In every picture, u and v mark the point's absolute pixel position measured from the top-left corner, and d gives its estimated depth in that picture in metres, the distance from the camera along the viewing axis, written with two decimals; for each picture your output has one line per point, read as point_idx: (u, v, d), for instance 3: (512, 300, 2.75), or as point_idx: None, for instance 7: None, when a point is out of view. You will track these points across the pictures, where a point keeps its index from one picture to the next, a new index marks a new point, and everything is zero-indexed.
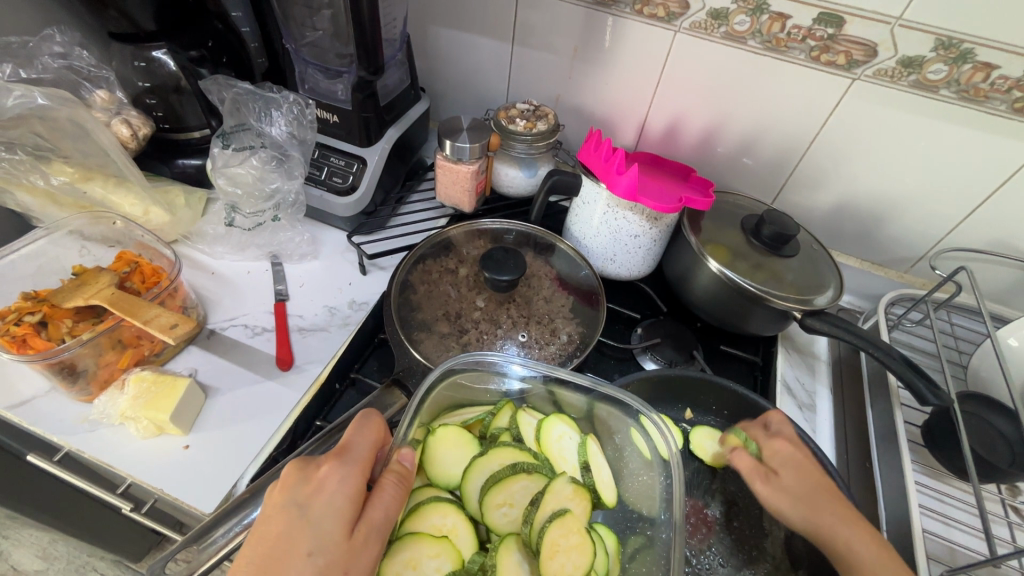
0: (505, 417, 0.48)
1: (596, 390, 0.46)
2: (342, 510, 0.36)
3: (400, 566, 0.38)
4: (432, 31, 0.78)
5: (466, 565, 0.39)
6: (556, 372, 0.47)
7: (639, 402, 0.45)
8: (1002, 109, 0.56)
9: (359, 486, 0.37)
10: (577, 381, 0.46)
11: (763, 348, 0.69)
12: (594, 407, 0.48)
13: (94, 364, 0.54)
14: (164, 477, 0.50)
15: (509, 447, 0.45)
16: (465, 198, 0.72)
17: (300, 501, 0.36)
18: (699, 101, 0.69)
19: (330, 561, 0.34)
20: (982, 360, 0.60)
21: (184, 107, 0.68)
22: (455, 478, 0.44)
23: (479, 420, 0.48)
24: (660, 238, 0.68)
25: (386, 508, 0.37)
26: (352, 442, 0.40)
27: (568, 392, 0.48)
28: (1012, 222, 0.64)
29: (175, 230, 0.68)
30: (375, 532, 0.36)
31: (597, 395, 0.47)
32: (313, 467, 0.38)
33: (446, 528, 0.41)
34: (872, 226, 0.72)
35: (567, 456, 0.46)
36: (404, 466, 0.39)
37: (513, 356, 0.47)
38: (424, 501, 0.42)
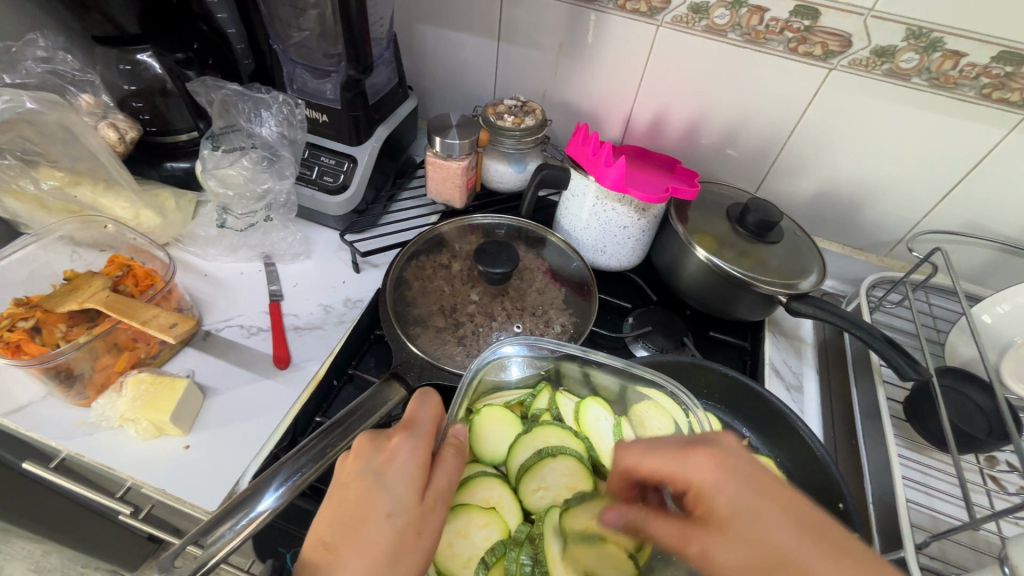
0: (544, 399, 0.50)
1: (627, 371, 0.49)
2: (414, 478, 0.39)
3: (453, 534, 0.42)
4: (419, 29, 0.78)
5: (515, 534, 0.42)
6: (591, 354, 0.49)
7: (671, 383, 0.47)
8: (971, 95, 0.58)
9: (426, 456, 0.40)
10: (611, 364, 0.49)
11: (750, 333, 0.70)
12: (627, 391, 0.49)
13: (91, 368, 0.53)
14: (167, 477, 0.51)
15: (552, 426, 0.47)
16: (455, 194, 0.73)
17: (376, 469, 0.39)
18: (683, 94, 0.71)
19: (405, 523, 0.38)
20: (960, 337, 0.63)
21: (171, 110, 0.69)
22: (501, 454, 0.47)
23: (520, 402, 0.50)
24: (648, 229, 0.69)
25: (449, 476, 0.41)
26: (417, 415, 0.43)
27: (602, 374, 0.50)
28: (984, 204, 0.66)
29: (166, 233, 0.68)
30: (440, 498, 0.40)
31: (631, 377, 0.49)
32: (383, 438, 0.41)
33: (494, 500, 0.44)
34: (853, 211, 0.74)
35: (604, 437, 0.47)
36: (459, 439, 0.43)
37: (547, 342, 0.49)
38: (474, 475, 0.46)
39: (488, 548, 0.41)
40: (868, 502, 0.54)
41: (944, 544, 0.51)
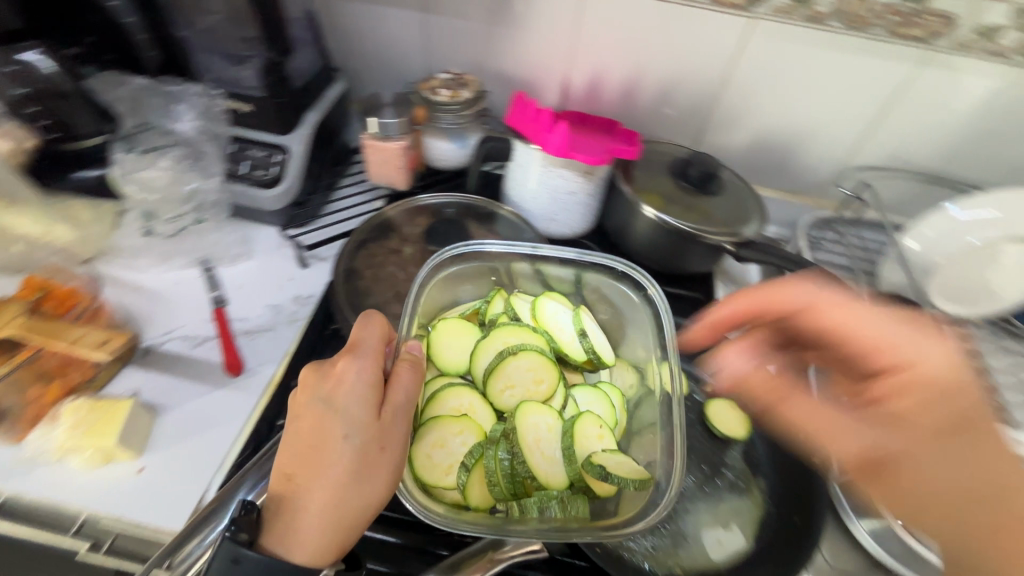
0: (498, 304, 0.57)
1: (580, 261, 0.56)
2: (366, 396, 0.41)
3: (429, 447, 0.46)
4: (340, 5, 0.74)
5: (488, 434, 0.49)
6: (541, 251, 0.56)
7: (622, 264, 0.55)
8: (884, 34, 0.61)
9: (376, 376, 0.42)
10: (563, 257, 0.56)
11: (704, 286, 0.73)
12: (581, 279, 0.57)
13: (21, 402, 0.50)
14: (123, 504, 0.48)
15: (509, 326, 0.54)
16: (398, 176, 0.71)
17: (325, 395, 0.41)
18: (615, 55, 0.71)
19: (365, 441, 0.40)
20: (891, 265, 0.67)
21: (73, 115, 0.61)
22: (461, 362, 0.54)
23: (475, 311, 0.57)
24: (596, 192, 0.70)
25: (406, 391, 0.42)
26: (362, 339, 0.44)
27: (554, 269, 0.57)
28: (903, 137, 0.71)
29: (85, 248, 0.63)
30: (399, 412, 0.42)
31: (583, 265, 0.56)
32: (328, 367, 0.43)
33: (464, 407, 0.51)
34: (786, 157, 0.77)
35: (563, 328, 0.55)
36: (413, 354, 0.45)
37: (489, 243, 0.56)
38: (441, 388, 0.52)
39: (466, 452, 0.47)
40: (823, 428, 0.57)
41: None
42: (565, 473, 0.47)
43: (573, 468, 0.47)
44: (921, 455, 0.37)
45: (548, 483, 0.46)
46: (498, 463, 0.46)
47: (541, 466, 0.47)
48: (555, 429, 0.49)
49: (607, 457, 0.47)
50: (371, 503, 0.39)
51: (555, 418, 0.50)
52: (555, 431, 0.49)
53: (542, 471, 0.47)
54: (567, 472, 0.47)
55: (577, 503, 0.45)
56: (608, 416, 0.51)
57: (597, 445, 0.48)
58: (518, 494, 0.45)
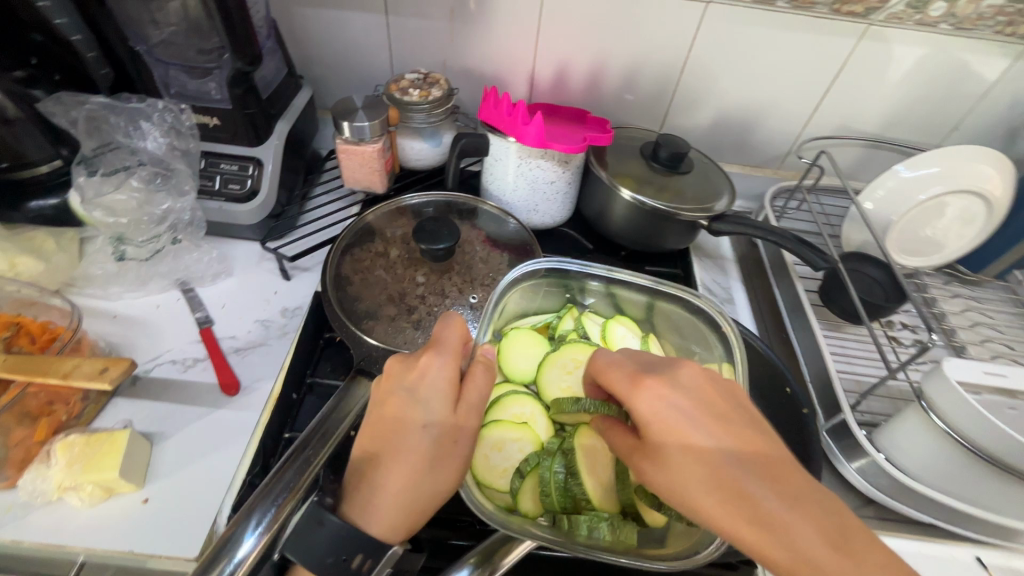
0: (570, 321, 0.55)
1: (656, 290, 0.54)
2: (444, 391, 0.43)
3: (488, 448, 0.47)
4: (298, 11, 0.73)
5: (546, 446, 0.48)
6: (616, 274, 0.54)
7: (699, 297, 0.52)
8: (826, 11, 0.66)
9: (454, 373, 0.44)
10: (637, 283, 0.54)
11: (681, 261, 0.76)
12: (653, 306, 0.55)
13: (5, 446, 0.47)
14: (131, 537, 0.46)
15: (579, 344, 0.53)
16: (375, 179, 0.70)
17: (408, 386, 0.43)
18: (579, 46, 0.73)
19: (441, 433, 0.42)
20: (852, 226, 0.72)
21: (23, 140, 0.58)
22: (528, 372, 0.52)
23: (547, 324, 0.56)
24: (573, 180, 0.71)
25: (480, 390, 0.44)
26: (443, 336, 0.46)
27: (627, 293, 0.55)
28: (850, 106, 0.76)
29: (54, 279, 0.60)
30: (473, 409, 0.44)
31: (658, 294, 0.54)
32: (412, 359, 0.45)
33: (526, 415, 0.50)
34: (746, 133, 0.81)
35: None
36: (487, 357, 0.46)
37: (569, 264, 0.54)
38: (505, 393, 0.51)
39: (522, 460, 0.46)
40: (808, 383, 0.62)
41: (871, 400, 0.60)
42: (618, 497, 0.44)
43: (626, 491, 0.44)
44: (804, 531, 0.34)
45: (600, 505, 0.43)
46: (554, 477, 0.44)
47: (597, 489, 0.44)
48: None
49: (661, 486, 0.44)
50: (441, 491, 0.42)
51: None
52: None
53: (597, 493, 0.43)
54: (620, 497, 0.44)
55: (626, 530, 0.42)
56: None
57: None
58: (567, 508, 0.44)
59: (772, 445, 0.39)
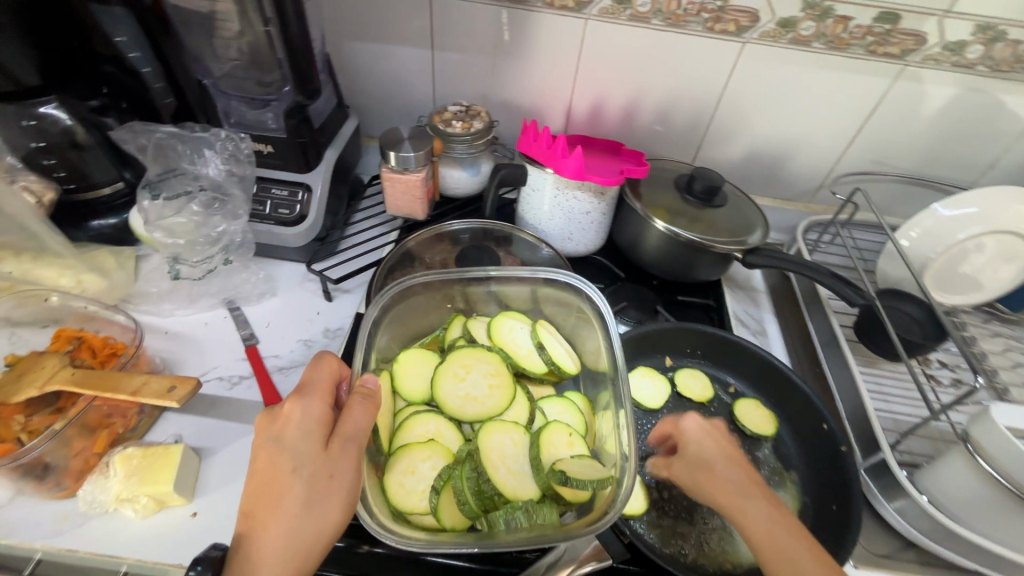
0: (456, 328, 0.62)
1: (535, 277, 0.58)
2: (314, 430, 0.42)
3: (401, 475, 0.48)
4: (349, 45, 0.77)
5: (456, 455, 0.51)
6: (497, 274, 0.59)
7: (565, 276, 0.57)
8: (862, 52, 0.67)
9: (324, 410, 0.43)
10: (519, 278, 0.59)
11: (712, 291, 0.76)
12: (535, 293, 0.60)
13: (66, 456, 0.49)
14: (180, 551, 0.47)
15: (464, 348, 0.58)
16: (416, 206, 0.73)
17: (273, 435, 0.41)
18: (616, 82, 0.75)
19: (314, 471, 0.40)
20: (888, 263, 0.72)
21: (89, 163, 0.63)
22: (423, 390, 0.57)
23: (436, 338, 0.62)
24: (607, 211, 0.73)
25: (355, 421, 0.43)
26: (310, 379, 0.45)
27: (508, 290, 0.61)
28: (885, 143, 0.76)
29: (114, 295, 0.63)
30: (351, 440, 0.42)
31: (538, 282, 0.59)
32: (278, 408, 0.43)
33: (431, 432, 0.53)
34: (778, 167, 0.82)
35: (521, 344, 0.59)
36: (368, 387, 0.45)
37: (483, 270, 0.58)
38: (408, 417, 0.54)
39: (436, 474, 0.48)
40: (844, 419, 0.61)
41: (911, 441, 0.59)
42: (535, 483, 0.48)
43: (539, 476, 0.48)
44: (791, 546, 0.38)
45: (516, 497, 0.46)
46: (466, 483, 0.47)
47: (507, 480, 0.47)
48: (521, 443, 0.51)
49: (571, 462, 0.48)
50: (327, 532, 0.39)
51: (521, 433, 0.52)
52: (522, 445, 0.51)
53: (509, 485, 0.47)
54: (537, 483, 0.48)
55: (543, 511, 0.45)
56: (579, 424, 0.55)
57: (565, 451, 0.50)
58: (487, 509, 0.46)
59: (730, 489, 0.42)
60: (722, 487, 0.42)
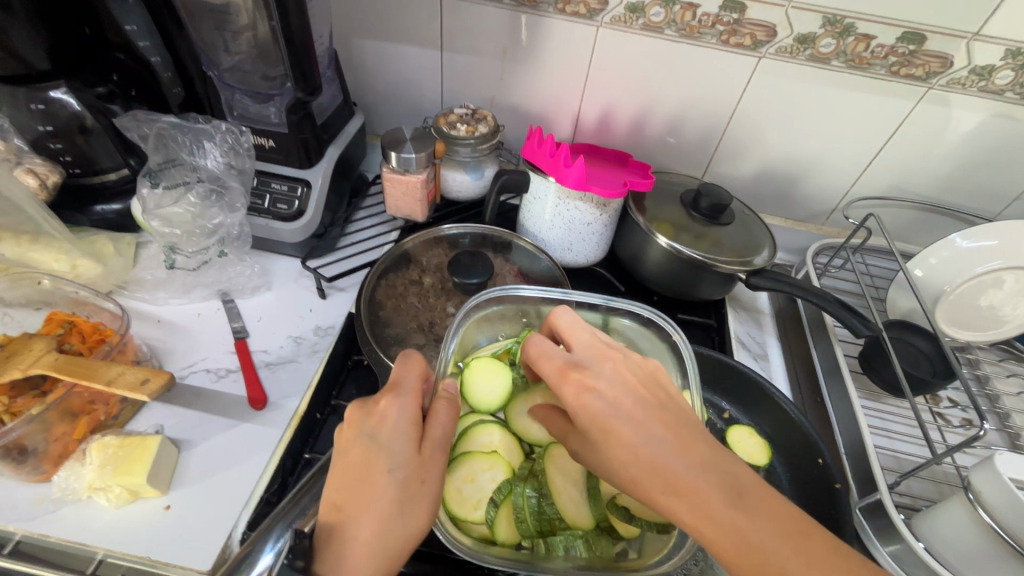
0: None
1: (609, 306, 0.53)
2: (408, 431, 0.41)
3: (460, 481, 0.46)
4: (359, 43, 0.76)
5: (517, 471, 0.48)
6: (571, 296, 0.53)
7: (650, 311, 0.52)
8: (883, 72, 0.64)
9: (417, 411, 0.42)
10: (590, 302, 0.53)
11: (714, 311, 0.74)
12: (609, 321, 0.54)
13: (45, 441, 0.49)
14: (149, 543, 0.47)
15: None
16: (416, 208, 0.72)
17: (369, 432, 0.41)
18: (627, 92, 0.73)
19: (407, 474, 0.40)
20: (899, 293, 0.70)
21: (95, 148, 0.63)
22: (493, 401, 0.51)
23: (508, 351, 0.54)
24: (609, 223, 0.71)
25: (444, 427, 0.42)
26: (402, 377, 0.44)
27: (584, 313, 0.54)
28: (904, 167, 0.74)
29: (108, 281, 0.64)
30: (438, 446, 0.42)
31: (611, 310, 0.54)
32: (371, 404, 0.43)
33: (494, 444, 0.49)
34: (791, 187, 0.80)
35: None
36: (450, 391, 0.45)
37: (519, 289, 0.53)
38: (472, 424, 0.50)
39: (495, 488, 0.46)
40: (841, 454, 0.59)
41: (911, 482, 0.57)
42: (591, 513, 0.44)
43: (598, 506, 0.44)
44: (748, 529, 0.35)
45: (575, 524, 0.44)
46: (528, 501, 0.44)
47: (570, 507, 0.45)
48: (582, 469, 0.47)
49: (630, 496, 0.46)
50: (412, 537, 0.39)
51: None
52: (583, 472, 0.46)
53: (571, 512, 0.44)
54: (592, 511, 0.44)
55: (601, 543, 0.43)
56: None
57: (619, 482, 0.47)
58: (544, 531, 0.43)
59: (676, 463, 0.38)
60: (648, 477, 0.38)
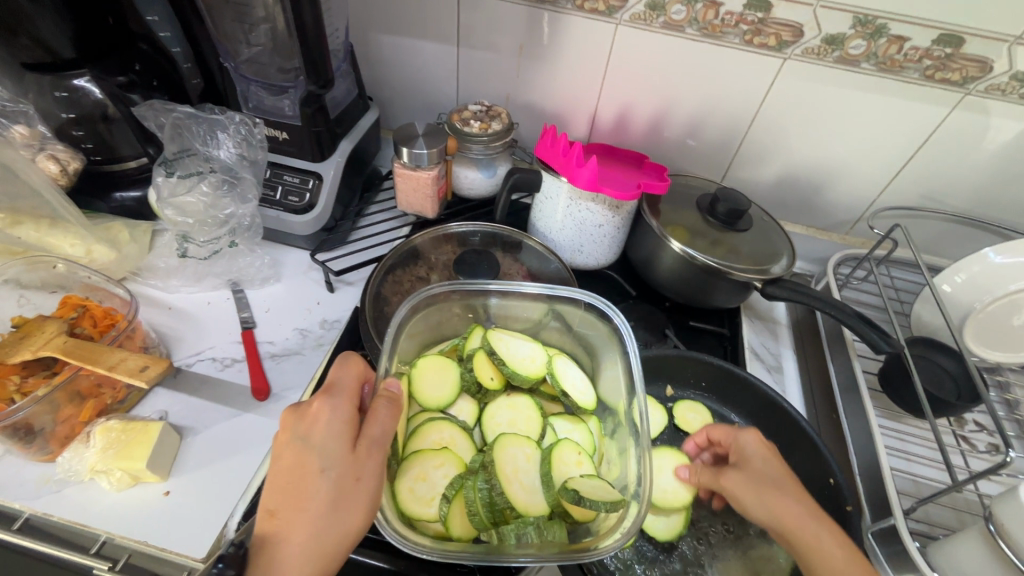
0: (476, 338, 0.56)
1: (551, 295, 0.55)
2: (341, 431, 0.40)
3: (411, 481, 0.45)
4: (376, 37, 0.76)
5: (468, 466, 0.48)
6: (556, 291, 0.54)
7: (589, 296, 0.54)
8: (916, 77, 0.61)
9: (352, 412, 0.41)
10: (534, 292, 0.55)
11: (728, 320, 0.72)
12: (554, 309, 0.56)
13: (52, 421, 0.50)
14: (147, 528, 0.47)
15: (484, 359, 0.54)
16: (427, 204, 0.72)
17: (301, 434, 0.40)
18: (645, 91, 0.72)
19: (341, 474, 0.39)
20: (925, 308, 0.67)
21: (115, 136, 0.65)
22: (442, 398, 0.52)
23: (454, 347, 0.57)
24: (622, 226, 0.70)
25: (383, 424, 0.41)
26: (337, 378, 0.43)
27: (528, 302, 0.56)
28: (936, 177, 0.70)
29: (122, 267, 0.65)
30: (375, 444, 0.41)
31: (555, 299, 0.55)
32: (304, 405, 0.41)
33: (445, 441, 0.49)
34: (814, 194, 0.77)
35: (531, 362, 0.54)
36: (392, 391, 0.44)
37: (474, 283, 0.54)
38: (423, 422, 0.50)
39: (447, 483, 0.45)
40: (854, 474, 0.57)
41: (929, 508, 0.54)
42: (545, 500, 0.45)
43: (550, 493, 0.45)
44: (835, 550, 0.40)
45: (527, 512, 0.44)
46: (479, 493, 0.44)
47: (520, 495, 0.45)
48: (533, 458, 0.48)
49: (582, 481, 0.45)
50: (350, 536, 0.38)
51: (534, 448, 0.49)
52: (534, 461, 0.48)
53: (521, 500, 0.45)
54: (546, 499, 0.45)
55: (553, 529, 0.43)
56: (587, 444, 0.52)
57: (576, 470, 0.47)
58: (497, 522, 0.43)
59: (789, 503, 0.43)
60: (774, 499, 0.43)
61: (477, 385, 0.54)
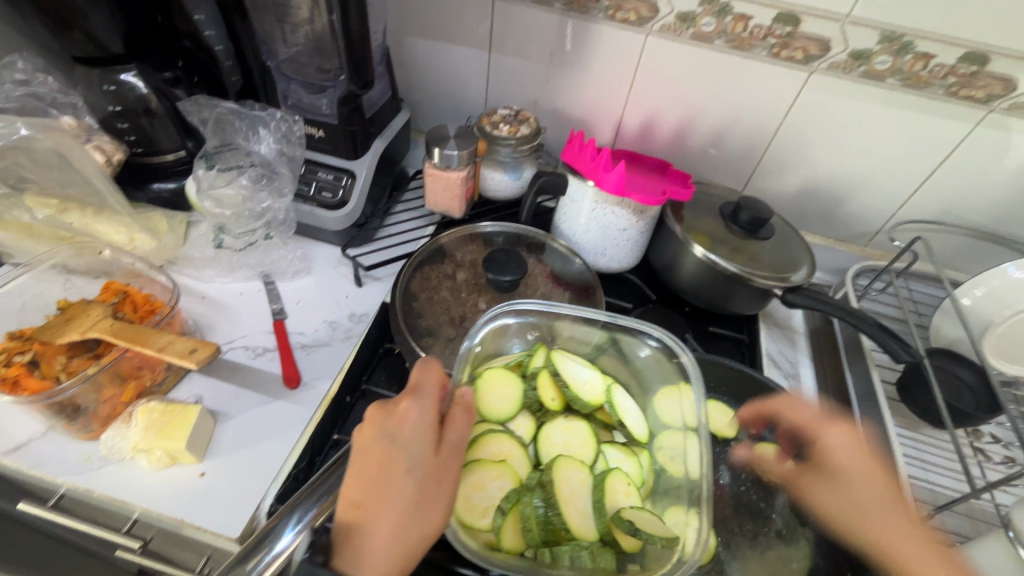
0: (540, 357, 0.55)
1: (612, 323, 0.55)
2: (426, 433, 0.42)
3: (468, 488, 0.46)
4: (410, 41, 0.79)
5: (525, 481, 0.48)
6: (620, 320, 0.55)
7: (659, 331, 0.53)
8: (941, 93, 0.63)
9: (436, 416, 0.43)
10: (595, 318, 0.55)
11: (747, 326, 0.73)
12: (616, 338, 0.56)
13: (95, 401, 0.52)
14: (184, 506, 0.49)
15: (550, 381, 0.54)
16: (454, 204, 0.74)
17: (390, 433, 0.42)
18: (672, 100, 0.73)
19: (425, 476, 0.41)
20: (944, 320, 0.68)
21: (156, 129, 0.67)
22: (503, 411, 0.52)
23: (519, 363, 0.56)
24: (645, 230, 0.71)
25: (461, 432, 0.43)
26: (421, 380, 0.45)
27: (593, 329, 0.56)
28: (957, 192, 0.71)
29: (161, 256, 0.67)
30: (454, 451, 0.43)
31: (616, 328, 0.55)
32: (391, 405, 0.43)
33: (503, 453, 0.50)
34: (835, 206, 0.78)
35: (593, 388, 0.54)
36: (467, 400, 0.46)
37: (539, 304, 0.55)
38: (482, 433, 0.50)
39: (504, 497, 0.46)
40: None
41: (945, 516, 0.55)
42: (596, 526, 0.45)
43: (603, 520, 0.45)
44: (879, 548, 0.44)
45: (580, 536, 0.44)
46: (536, 510, 0.45)
47: (575, 518, 0.45)
48: (588, 483, 0.48)
49: (635, 512, 0.46)
50: (428, 536, 0.39)
51: (588, 472, 0.49)
52: (588, 486, 0.48)
53: (576, 522, 0.45)
54: (598, 526, 0.45)
55: (607, 556, 0.43)
56: (637, 475, 0.51)
57: (625, 501, 0.47)
58: (548, 541, 0.44)
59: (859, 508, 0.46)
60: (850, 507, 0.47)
61: (538, 404, 0.54)
